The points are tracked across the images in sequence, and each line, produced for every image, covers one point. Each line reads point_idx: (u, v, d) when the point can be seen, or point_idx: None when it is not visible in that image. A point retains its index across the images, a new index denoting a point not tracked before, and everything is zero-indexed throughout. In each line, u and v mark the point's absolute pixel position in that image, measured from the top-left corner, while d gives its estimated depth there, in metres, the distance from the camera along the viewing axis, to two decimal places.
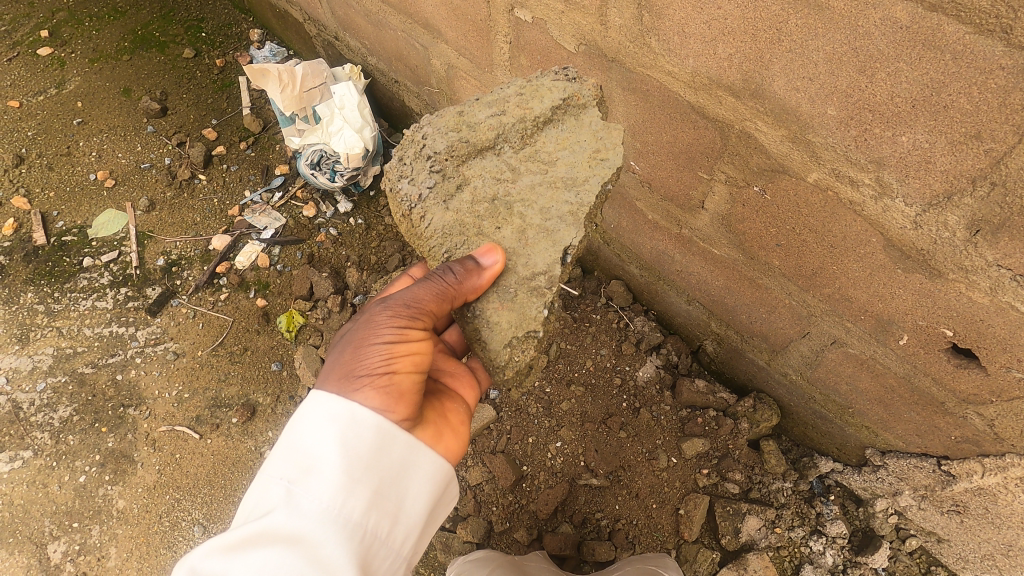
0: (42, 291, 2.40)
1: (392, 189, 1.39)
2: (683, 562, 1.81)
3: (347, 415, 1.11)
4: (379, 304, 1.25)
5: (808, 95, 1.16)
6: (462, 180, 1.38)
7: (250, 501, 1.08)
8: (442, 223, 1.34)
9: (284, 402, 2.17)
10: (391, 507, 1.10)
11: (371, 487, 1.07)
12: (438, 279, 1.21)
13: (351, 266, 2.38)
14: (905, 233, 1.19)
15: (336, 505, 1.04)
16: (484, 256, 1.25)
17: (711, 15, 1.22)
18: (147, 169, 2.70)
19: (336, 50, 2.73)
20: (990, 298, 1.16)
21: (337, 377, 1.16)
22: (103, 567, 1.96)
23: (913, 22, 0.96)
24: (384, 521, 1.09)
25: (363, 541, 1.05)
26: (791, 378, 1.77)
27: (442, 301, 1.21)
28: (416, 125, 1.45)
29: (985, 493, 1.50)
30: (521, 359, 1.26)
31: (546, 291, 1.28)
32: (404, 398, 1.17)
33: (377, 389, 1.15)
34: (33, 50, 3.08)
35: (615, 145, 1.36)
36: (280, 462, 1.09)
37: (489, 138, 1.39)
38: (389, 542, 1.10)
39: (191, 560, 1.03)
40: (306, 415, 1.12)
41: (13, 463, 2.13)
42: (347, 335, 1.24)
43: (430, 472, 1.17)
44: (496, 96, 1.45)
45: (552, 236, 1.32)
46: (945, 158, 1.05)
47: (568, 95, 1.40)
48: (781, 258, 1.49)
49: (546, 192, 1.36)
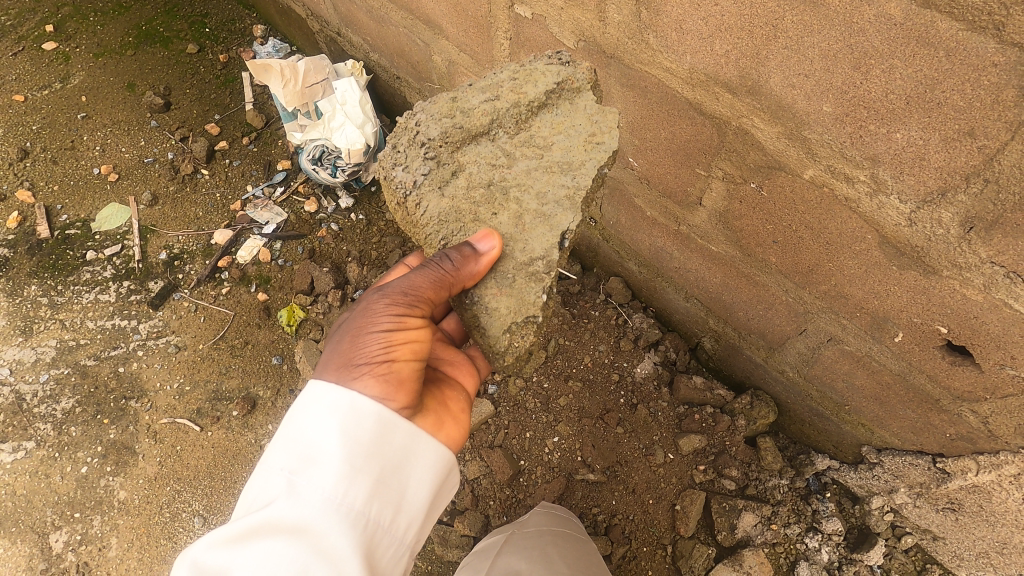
0: (45, 284, 2.42)
1: (386, 177, 1.40)
2: (678, 559, 1.80)
3: (347, 405, 1.12)
4: (377, 293, 1.26)
5: (804, 92, 1.17)
6: (457, 166, 1.39)
7: (252, 492, 1.09)
8: (437, 210, 1.35)
9: (284, 395, 2.18)
10: (394, 496, 1.11)
11: (372, 476, 1.08)
12: (435, 266, 1.21)
13: (351, 262, 2.39)
14: (899, 231, 1.20)
15: (338, 495, 1.05)
16: (481, 242, 1.25)
17: (708, 13, 1.22)
18: (151, 164, 2.71)
19: (339, 46, 2.74)
20: (984, 295, 1.17)
21: (336, 366, 1.18)
22: (104, 557, 1.98)
23: (907, 19, 0.96)
24: (386, 510, 1.10)
25: (366, 530, 1.07)
26: (788, 375, 1.78)
27: (440, 288, 1.21)
28: (408, 112, 1.46)
29: (980, 490, 1.51)
30: (520, 345, 1.28)
31: (545, 276, 1.29)
32: (404, 386, 1.19)
33: (376, 378, 1.16)
34: (38, 45, 3.10)
35: (610, 128, 1.38)
36: (281, 453, 1.10)
37: (482, 123, 1.40)
38: (392, 530, 1.11)
39: (194, 552, 1.05)
40: (306, 406, 1.13)
41: (16, 453, 2.15)
42: (345, 324, 1.26)
43: (431, 460, 1.18)
44: (489, 81, 1.46)
45: (550, 220, 1.32)
46: (939, 155, 1.06)
47: (562, 79, 1.42)
48: (777, 254, 1.49)
49: (542, 177, 1.37)
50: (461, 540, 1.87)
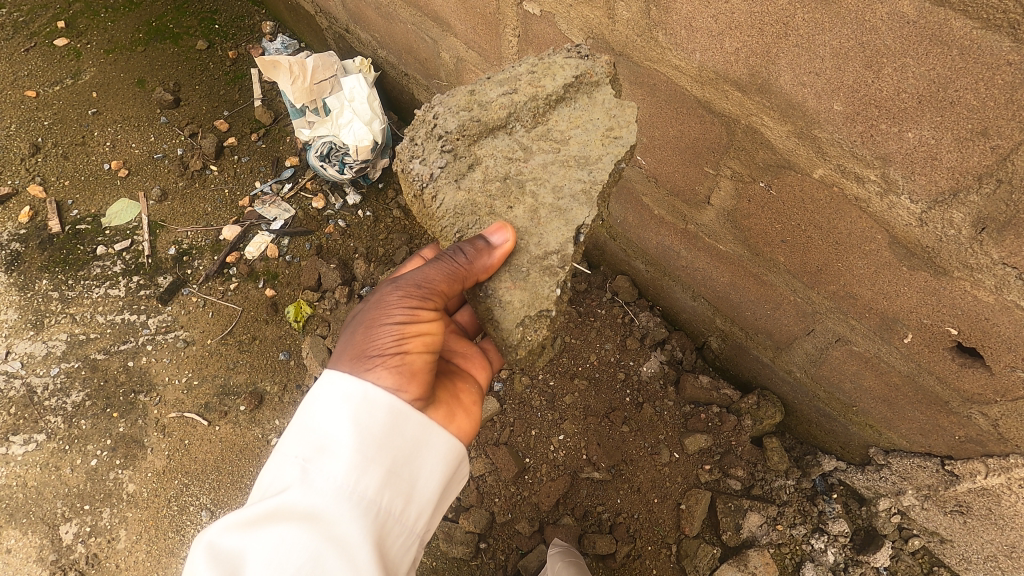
0: (56, 278, 2.45)
1: (403, 169, 1.40)
2: (683, 558, 1.81)
3: (359, 396, 1.12)
4: (390, 285, 1.27)
5: (814, 90, 1.16)
6: (474, 160, 1.40)
7: (265, 479, 1.09)
8: (453, 203, 1.36)
9: (291, 390, 2.20)
10: (405, 486, 1.12)
11: (384, 466, 1.09)
12: (449, 260, 1.23)
13: (359, 258, 2.40)
14: (910, 231, 1.19)
15: (350, 483, 1.05)
16: (494, 235, 1.26)
17: (718, 10, 1.22)
18: (160, 160, 2.73)
19: (348, 43, 2.74)
20: (996, 297, 1.16)
21: (350, 357, 1.19)
22: (113, 548, 2.00)
23: (920, 17, 0.95)
24: (396, 499, 1.10)
25: (377, 519, 1.07)
26: (796, 375, 1.77)
27: (453, 282, 1.23)
28: (426, 105, 1.46)
29: (988, 494, 1.50)
30: (533, 338, 1.28)
31: (558, 271, 1.30)
32: (416, 378, 1.19)
33: (389, 369, 1.17)
34: (49, 41, 3.13)
35: (628, 122, 1.37)
36: (295, 441, 1.11)
37: (500, 117, 1.40)
38: (402, 519, 1.11)
39: (207, 537, 1.05)
40: (319, 396, 1.14)
41: (27, 446, 2.17)
42: (358, 315, 1.27)
43: (442, 452, 1.18)
44: (507, 75, 1.46)
45: (565, 215, 1.33)
46: (951, 155, 1.05)
47: (581, 73, 1.41)
48: (786, 254, 1.48)
49: (558, 171, 1.37)
50: (465, 537, 1.87)
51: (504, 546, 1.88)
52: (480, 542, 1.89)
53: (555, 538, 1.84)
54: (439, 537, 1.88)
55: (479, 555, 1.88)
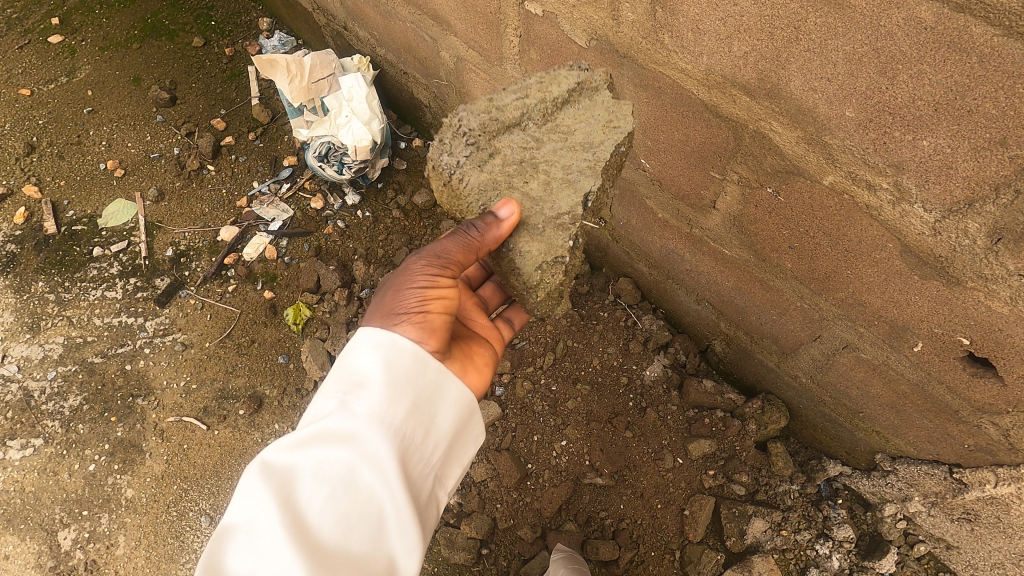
0: (53, 280, 2.42)
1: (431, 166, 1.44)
2: (686, 564, 1.80)
3: (388, 341, 1.15)
4: (412, 257, 1.32)
5: (826, 96, 1.13)
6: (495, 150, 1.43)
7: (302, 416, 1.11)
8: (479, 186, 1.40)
9: (290, 395, 2.17)
10: (428, 428, 1.13)
11: (410, 407, 1.10)
12: (463, 232, 1.29)
13: (358, 260, 2.37)
14: (923, 240, 1.16)
15: (379, 419, 1.06)
16: (502, 210, 1.32)
17: (726, 13, 1.18)
18: (157, 159, 2.70)
19: (346, 40, 2.70)
20: (1011, 308, 1.13)
21: (378, 317, 1.23)
22: (112, 554, 1.99)
23: (938, 23, 0.92)
24: (420, 438, 1.11)
25: (403, 454, 1.08)
26: (801, 381, 1.74)
27: (467, 252, 1.29)
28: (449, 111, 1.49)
29: (998, 502, 1.48)
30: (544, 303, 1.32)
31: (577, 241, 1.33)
32: (438, 335, 1.23)
33: (414, 325, 1.21)
34: (43, 38, 3.08)
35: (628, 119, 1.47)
36: (333, 380, 1.12)
37: (514, 117, 1.45)
38: (425, 460, 1.12)
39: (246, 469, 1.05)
40: (353, 342, 1.16)
41: (24, 451, 2.15)
42: (384, 284, 1.32)
43: (460, 401, 1.19)
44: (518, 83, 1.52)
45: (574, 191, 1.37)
46: (968, 164, 1.02)
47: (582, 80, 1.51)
48: (794, 260, 1.45)
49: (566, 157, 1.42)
50: (467, 543, 1.87)
51: (506, 553, 1.87)
52: (482, 547, 1.88)
53: (557, 544, 1.83)
54: (441, 543, 1.88)
55: (481, 561, 1.88)
